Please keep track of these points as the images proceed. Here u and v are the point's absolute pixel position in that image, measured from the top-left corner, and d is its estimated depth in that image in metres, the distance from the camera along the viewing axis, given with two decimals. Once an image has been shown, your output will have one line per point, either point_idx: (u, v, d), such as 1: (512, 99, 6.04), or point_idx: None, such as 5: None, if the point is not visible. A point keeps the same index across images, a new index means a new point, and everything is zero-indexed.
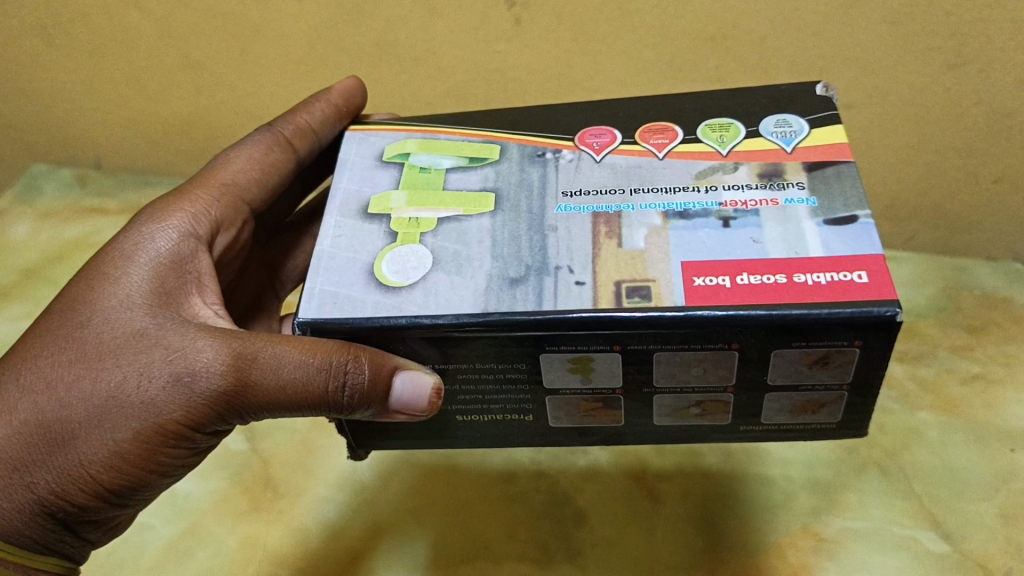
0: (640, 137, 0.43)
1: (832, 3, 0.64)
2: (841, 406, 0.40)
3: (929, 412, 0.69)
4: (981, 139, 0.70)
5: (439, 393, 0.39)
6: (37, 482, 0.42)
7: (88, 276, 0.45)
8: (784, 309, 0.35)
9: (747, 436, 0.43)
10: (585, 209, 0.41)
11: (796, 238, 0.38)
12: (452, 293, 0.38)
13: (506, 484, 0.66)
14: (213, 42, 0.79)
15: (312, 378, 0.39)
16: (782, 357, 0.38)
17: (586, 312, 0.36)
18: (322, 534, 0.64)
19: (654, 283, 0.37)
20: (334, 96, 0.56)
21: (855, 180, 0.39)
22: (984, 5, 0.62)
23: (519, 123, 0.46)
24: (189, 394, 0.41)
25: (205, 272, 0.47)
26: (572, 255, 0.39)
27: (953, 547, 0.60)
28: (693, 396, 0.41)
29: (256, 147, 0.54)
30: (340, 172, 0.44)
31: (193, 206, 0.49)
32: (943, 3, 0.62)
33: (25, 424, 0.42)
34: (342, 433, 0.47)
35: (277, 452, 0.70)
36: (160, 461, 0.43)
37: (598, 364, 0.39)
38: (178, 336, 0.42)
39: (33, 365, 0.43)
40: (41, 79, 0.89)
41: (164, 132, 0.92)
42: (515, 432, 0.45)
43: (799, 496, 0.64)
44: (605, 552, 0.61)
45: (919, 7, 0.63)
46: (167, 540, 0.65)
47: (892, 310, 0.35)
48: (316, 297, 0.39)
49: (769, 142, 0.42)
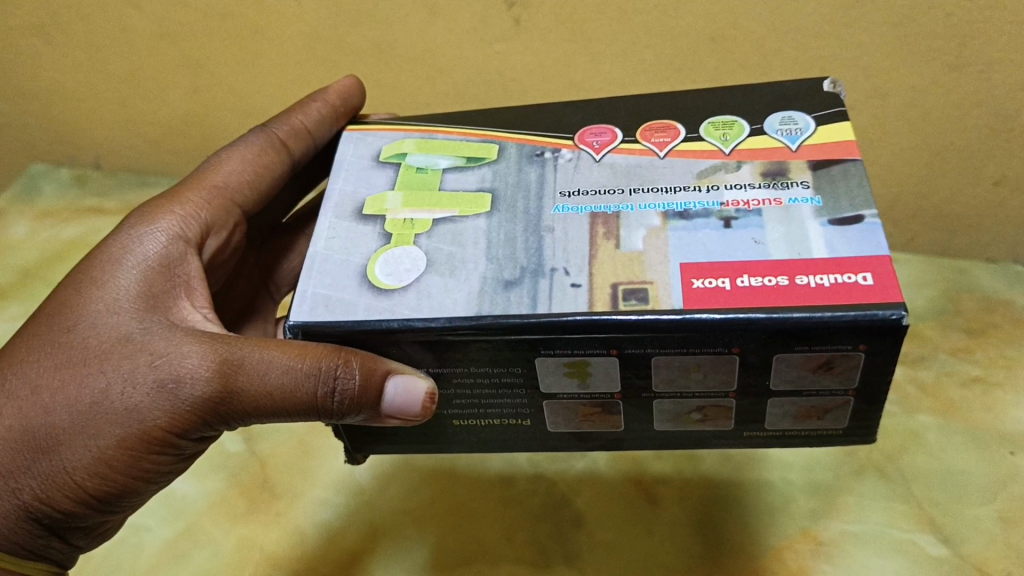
0: (640, 136, 0.42)
1: (833, 3, 0.63)
2: (847, 412, 0.39)
3: (929, 415, 0.68)
4: (983, 140, 0.69)
5: (432, 398, 0.38)
6: (22, 489, 0.42)
7: (75, 279, 0.45)
8: (786, 312, 0.34)
9: (750, 442, 0.42)
10: (583, 209, 0.40)
11: (799, 240, 0.37)
12: (446, 296, 0.37)
13: (503, 488, 0.65)
14: (209, 42, 0.78)
15: (301, 384, 0.38)
16: (785, 362, 0.37)
17: (581, 315, 0.35)
18: (318, 537, 0.63)
19: (652, 286, 0.36)
20: (331, 96, 0.55)
21: (862, 179, 0.38)
22: (985, 5, 0.61)
23: (517, 121, 0.45)
24: (174, 401, 0.40)
25: (194, 275, 0.46)
26: (568, 257, 0.38)
27: (952, 551, 0.59)
28: (694, 401, 0.40)
29: (250, 148, 0.53)
30: (335, 172, 0.44)
31: (183, 207, 0.48)
32: (945, 3, 0.61)
33: (9, 430, 0.41)
34: (338, 437, 0.46)
35: (273, 455, 0.69)
36: (146, 467, 0.42)
37: (595, 368, 0.38)
38: (165, 340, 0.41)
39: (18, 371, 0.42)
40: (37, 79, 0.88)
41: (162, 132, 0.91)
42: (512, 437, 0.44)
43: (798, 499, 0.63)
44: (602, 555, 0.60)
45: (920, 7, 0.62)
46: (162, 542, 0.64)
47: (897, 313, 0.34)
48: (307, 299, 0.38)
49: (774, 139, 0.41)
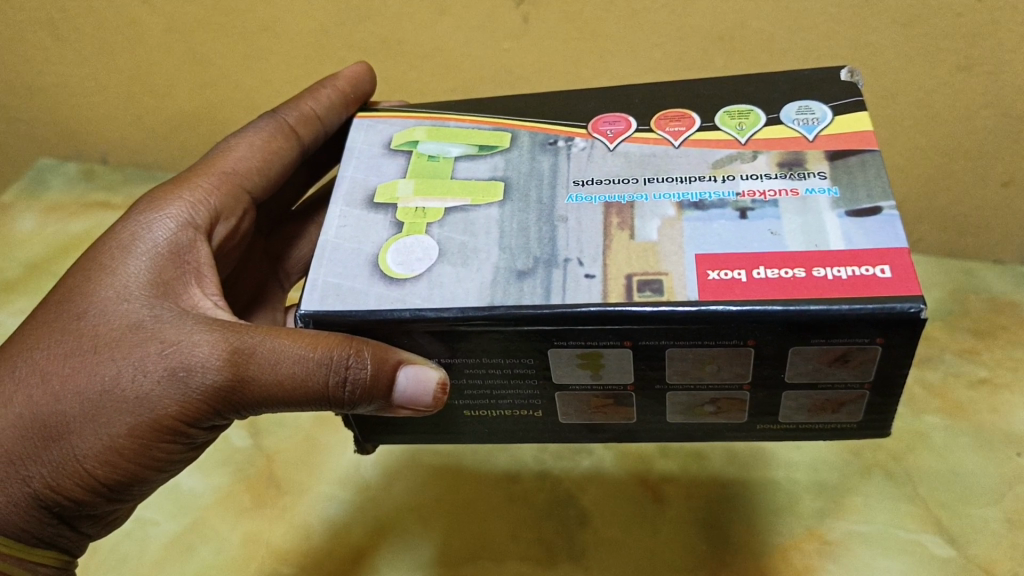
0: (655, 125, 0.42)
1: (843, 4, 0.63)
2: (863, 405, 0.39)
3: (935, 416, 0.68)
4: (991, 142, 0.69)
5: (444, 388, 0.38)
6: (33, 476, 0.41)
7: (85, 266, 0.44)
8: (803, 304, 0.34)
9: (764, 435, 0.42)
10: (597, 199, 0.39)
11: (815, 231, 0.36)
12: (458, 286, 0.37)
13: (509, 485, 0.65)
14: (217, 38, 0.78)
15: (312, 373, 0.38)
16: (800, 355, 0.36)
17: (595, 306, 0.35)
18: (324, 532, 0.63)
19: (667, 277, 0.36)
20: (341, 82, 0.54)
21: (880, 170, 0.38)
22: (995, 6, 0.60)
23: (530, 109, 0.45)
24: (185, 389, 0.40)
25: (204, 262, 0.45)
26: (582, 247, 0.38)
27: (958, 552, 0.59)
28: (708, 394, 0.39)
29: (259, 134, 0.53)
30: (346, 161, 0.43)
31: (193, 195, 0.48)
32: (955, 4, 0.61)
33: (20, 417, 0.41)
34: (349, 426, 0.46)
35: (280, 449, 0.69)
36: (156, 455, 0.42)
37: (608, 360, 0.38)
38: (175, 328, 0.41)
39: (28, 358, 0.42)
40: (45, 74, 0.88)
41: (170, 127, 0.91)
42: (524, 428, 0.43)
43: (804, 499, 0.62)
44: (606, 553, 0.60)
45: (931, 8, 0.62)
46: (168, 537, 0.64)
47: (915, 306, 0.33)
48: (318, 289, 0.38)
49: (791, 129, 0.40)
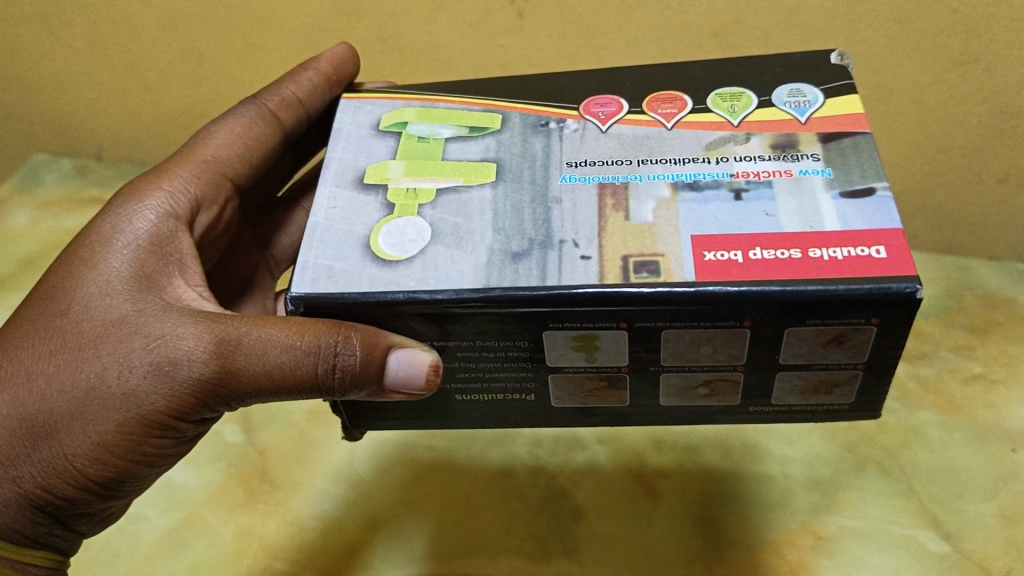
0: (647, 107, 0.42)
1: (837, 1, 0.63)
2: (856, 386, 0.39)
3: (930, 412, 0.67)
4: (988, 137, 0.69)
5: (437, 370, 0.38)
6: (22, 477, 0.41)
7: (65, 262, 0.44)
8: (798, 285, 0.34)
9: (756, 418, 0.42)
10: (591, 179, 0.39)
11: (810, 213, 0.36)
12: (452, 268, 0.37)
13: (503, 480, 0.64)
14: (209, 32, 0.78)
15: (300, 361, 0.38)
16: (796, 336, 0.36)
17: (591, 287, 0.35)
18: (317, 528, 0.62)
19: (663, 258, 0.36)
20: (323, 65, 0.55)
21: (873, 152, 0.38)
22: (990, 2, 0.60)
23: (521, 91, 0.44)
24: (171, 383, 0.40)
25: (187, 254, 0.45)
26: (577, 228, 0.37)
27: (953, 548, 0.59)
28: (702, 375, 0.39)
29: (240, 120, 0.53)
30: (334, 142, 0.43)
31: (171, 184, 0.48)
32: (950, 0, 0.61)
33: (7, 417, 0.41)
34: (336, 412, 0.45)
35: (274, 445, 0.68)
36: (146, 451, 0.42)
37: (604, 343, 0.37)
38: (158, 322, 0.41)
39: (12, 358, 0.42)
40: (37, 71, 0.88)
41: (164, 128, 0.91)
42: (516, 412, 0.43)
43: (799, 494, 0.62)
44: (602, 547, 0.60)
45: (926, 5, 0.62)
46: (161, 532, 0.63)
47: (911, 287, 0.33)
48: (309, 271, 0.37)
49: (782, 111, 0.40)
